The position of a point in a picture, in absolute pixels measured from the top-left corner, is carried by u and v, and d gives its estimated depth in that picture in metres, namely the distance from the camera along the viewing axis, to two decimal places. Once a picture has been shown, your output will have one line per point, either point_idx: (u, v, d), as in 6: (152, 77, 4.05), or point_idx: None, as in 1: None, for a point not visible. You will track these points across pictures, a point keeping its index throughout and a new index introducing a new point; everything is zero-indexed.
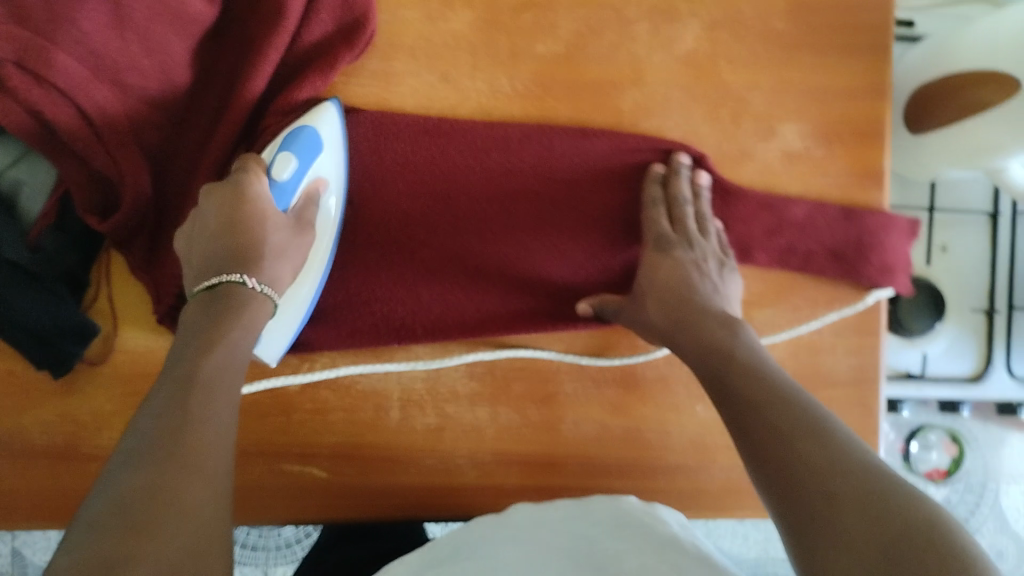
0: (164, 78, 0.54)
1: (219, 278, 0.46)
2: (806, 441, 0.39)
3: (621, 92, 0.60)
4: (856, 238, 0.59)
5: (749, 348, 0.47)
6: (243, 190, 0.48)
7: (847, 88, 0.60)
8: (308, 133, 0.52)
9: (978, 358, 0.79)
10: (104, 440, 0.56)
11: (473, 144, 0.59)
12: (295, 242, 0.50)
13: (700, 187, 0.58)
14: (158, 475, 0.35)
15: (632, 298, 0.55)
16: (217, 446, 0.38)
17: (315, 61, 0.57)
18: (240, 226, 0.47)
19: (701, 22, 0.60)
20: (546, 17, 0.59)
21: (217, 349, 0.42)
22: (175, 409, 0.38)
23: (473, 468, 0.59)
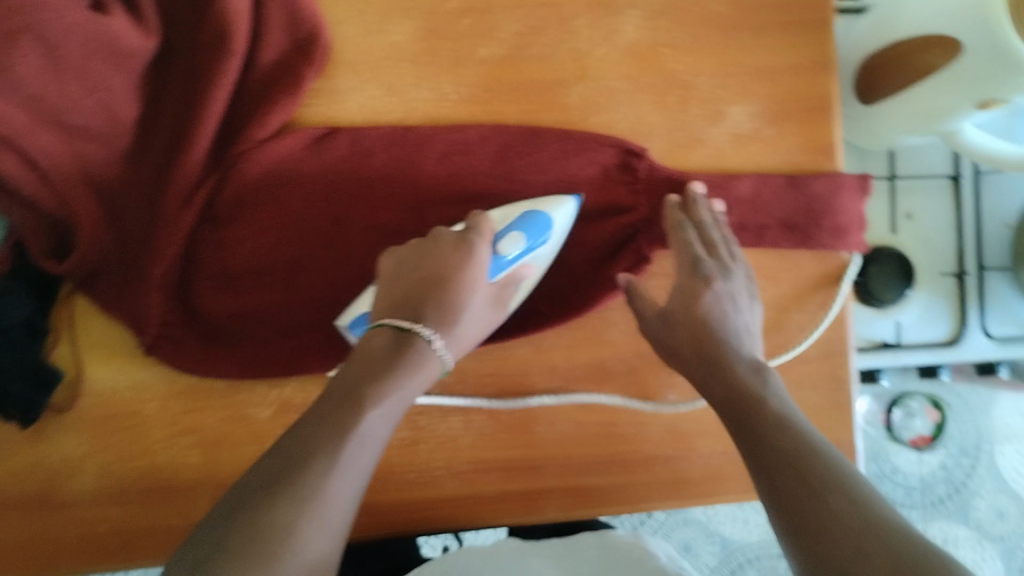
0: (110, 114, 0.54)
1: (412, 325, 0.49)
2: (838, 496, 0.38)
3: (567, 89, 0.60)
4: (805, 206, 0.59)
5: (779, 399, 0.46)
6: (468, 247, 0.52)
7: (791, 65, 0.60)
8: (543, 219, 0.54)
9: (953, 321, 0.79)
10: (77, 485, 0.55)
11: (431, 153, 0.58)
12: (487, 313, 0.53)
13: (716, 213, 0.56)
14: (277, 517, 0.38)
15: (663, 318, 0.53)
16: (339, 506, 0.40)
17: (272, 83, 0.57)
18: (448, 281, 0.51)
19: (641, 13, 0.60)
20: (485, 20, 0.59)
21: (378, 405, 0.44)
22: (294, 457, 0.40)
23: (452, 478, 0.59)
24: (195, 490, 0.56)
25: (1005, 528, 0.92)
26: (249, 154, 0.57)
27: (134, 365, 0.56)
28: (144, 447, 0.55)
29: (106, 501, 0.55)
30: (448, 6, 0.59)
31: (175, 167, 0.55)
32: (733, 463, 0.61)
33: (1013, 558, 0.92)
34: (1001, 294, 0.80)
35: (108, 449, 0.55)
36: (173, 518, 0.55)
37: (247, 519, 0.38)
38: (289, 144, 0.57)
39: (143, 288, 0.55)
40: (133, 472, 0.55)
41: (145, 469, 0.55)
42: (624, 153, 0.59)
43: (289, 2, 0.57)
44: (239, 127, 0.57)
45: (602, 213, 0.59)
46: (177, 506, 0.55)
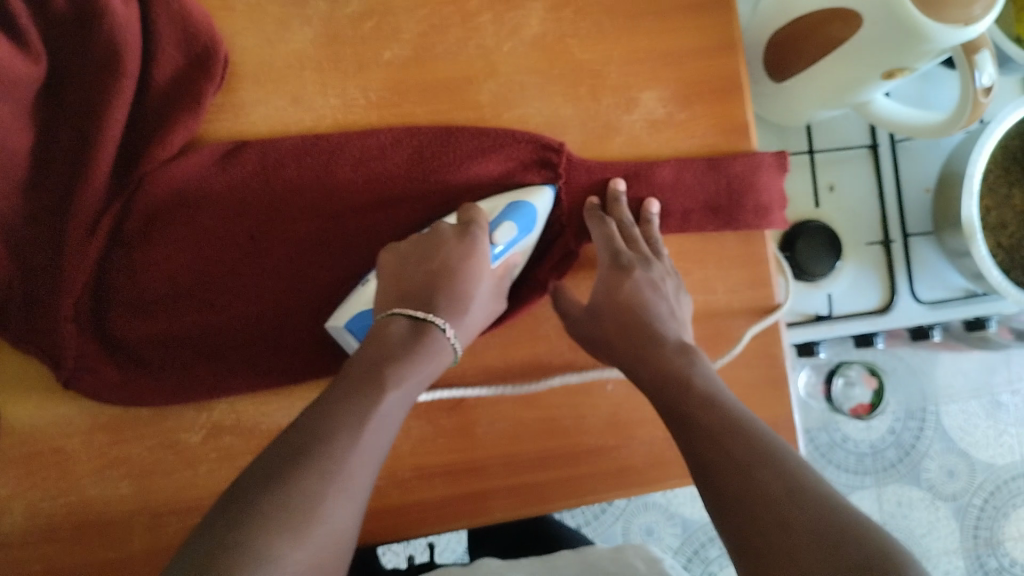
0: (2, 145, 0.52)
1: (424, 315, 0.50)
2: (764, 470, 0.39)
3: (478, 87, 0.59)
4: (726, 187, 0.59)
5: (707, 378, 0.47)
6: (469, 239, 0.53)
7: (699, 47, 0.61)
8: (530, 210, 0.56)
9: (883, 290, 0.80)
10: (3, 528, 0.53)
11: (343, 160, 0.57)
12: (488, 304, 0.54)
13: (648, 213, 0.57)
14: (315, 484, 0.38)
15: (590, 313, 0.54)
16: (365, 484, 0.40)
17: (171, 100, 0.55)
18: (458, 271, 0.51)
19: (544, 5, 0.60)
20: (387, 22, 0.58)
21: (398, 388, 0.45)
22: (325, 434, 0.40)
23: (395, 487, 0.58)
24: (130, 523, 0.54)
25: (956, 487, 0.93)
26: (152, 175, 0.55)
27: (53, 401, 0.54)
28: (71, 484, 0.54)
29: (37, 542, 0.53)
30: (348, 10, 0.58)
31: (76, 194, 0.53)
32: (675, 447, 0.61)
33: (965, 516, 0.93)
34: (928, 260, 0.81)
35: (35, 488, 0.54)
36: (110, 552, 0.54)
37: (283, 482, 0.38)
38: (195, 162, 0.56)
39: (53, 322, 0.53)
40: (62, 510, 0.54)
41: (75, 506, 0.54)
42: (540, 147, 0.58)
43: (180, 17, 0.55)
44: (139, 148, 0.55)
45: None
46: (111, 540, 0.54)
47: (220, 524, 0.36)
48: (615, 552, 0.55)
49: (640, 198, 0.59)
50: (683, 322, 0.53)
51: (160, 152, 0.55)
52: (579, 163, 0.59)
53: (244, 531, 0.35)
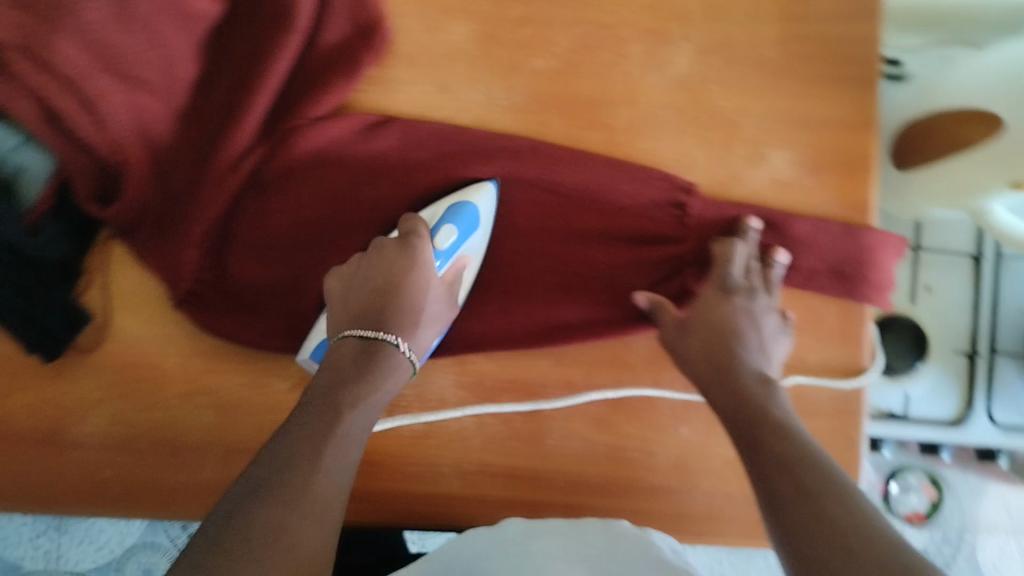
0: (171, 71, 0.54)
1: (375, 333, 0.51)
2: (832, 498, 0.39)
3: (614, 112, 0.61)
4: (855, 255, 0.59)
5: (782, 407, 0.47)
6: (410, 250, 0.53)
7: (838, 117, 0.61)
8: (469, 210, 0.56)
9: (959, 401, 0.79)
10: (88, 427, 0.56)
11: (478, 155, 0.59)
12: (442, 309, 0.54)
13: (774, 262, 0.57)
14: (278, 513, 0.40)
15: (679, 326, 0.54)
16: (331, 502, 0.42)
17: (330, 63, 0.58)
18: (402, 285, 0.52)
19: (695, 46, 0.61)
20: (543, 33, 0.61)
21: (355, 409, 0.46)
22: (288, 460, 0.42)
23: (456, 477, 0.59)
24: (205, 450, 0.56)
25: None
26: (303, 129, 0.58)
27: (160, 319, 0.57)
28: (159, 401, 0.56)
29: (115, 449, 0.56)
30: (509, 14, 0.60)
31: (229, 131, 0.56)
32: (734, 504, 0.60)
33: None
34: (1010, 383, 0.80)
35: (124, 398, 0.56)
36: (180, 474, 0.56)
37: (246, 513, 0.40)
38: (341, 125, 0.58)
39: (181, 244, 0.56)
40: (146, 424, 0.56)
41: (158, 422, 0.56)
42: (673, 186, 0.59)
43: None
44: (292, 101, 0.58)
45: (641, 240, 0.59)
46: (184, 463, 0.56)
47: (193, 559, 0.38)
48: (639, 530, 0.52)
49: (770, 245, 0.59)
50: (772, 357, 0.53)
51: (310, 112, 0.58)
52: (711, 203, 0.59)
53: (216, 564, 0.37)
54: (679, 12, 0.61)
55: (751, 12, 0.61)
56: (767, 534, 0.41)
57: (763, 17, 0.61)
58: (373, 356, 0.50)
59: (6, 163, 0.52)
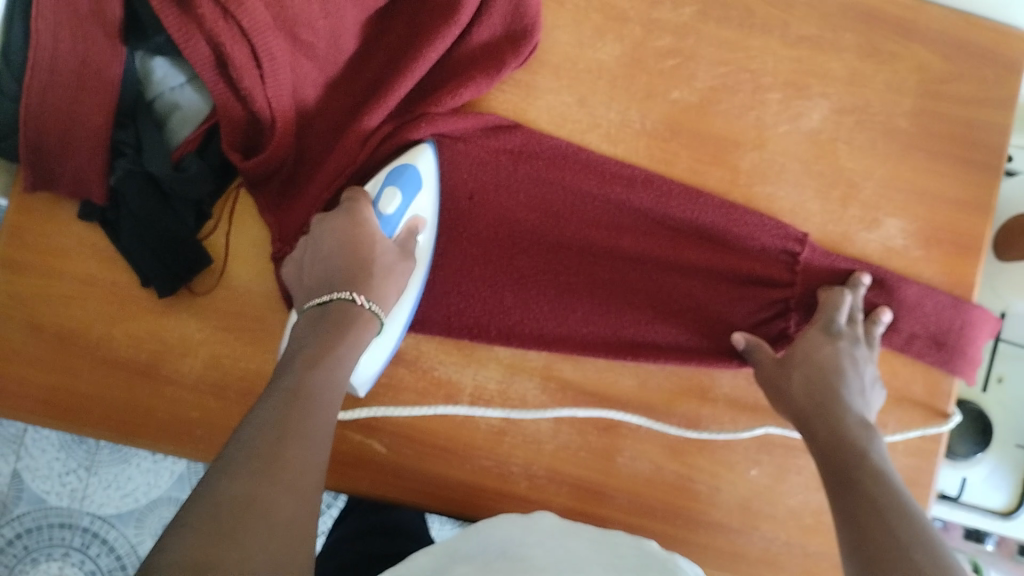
0: (333, 39, 0.56)
1: (330, 296, 0.49)
2: (923, 552, 0.40)
3: (741, 152, 0.62)
4: (958, 328, 0.61)
5: (881, 456, 0.48)
6: (351, 212, 0.52)
7: (956, 198, 0.62)
8: (411, 171, 0.55)
9: (1013, 494, 0.78)
10: (184, 367, 0.57)
11: (593, 176, 0.61)
12: (396, 261, 0.52)
13: (878, 320, 0.58)
14: (247, 480, 0.35)
15: (780, 364, 0.55)
16: (306, 467, 0.38)
17: (480, 61, 0.60)
18: (353, 242, 0.51)
19: (831, 104, 0.62)
20: (687, 67, 0.62)
21: (315, 370, 0.44)
22: (275, 429, 0.38)
23: (524, 478, 0.60)
24: None
25: None
26: (437, 118, 0.59)
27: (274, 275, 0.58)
28: (256, 352, 0.57)
29: (204, 392, 0.57)
30: (657, 43, 0.62)
31: (370, 105, 0.57)
32: (791, 554, 0.61)
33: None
34: None
35: (223, 344, 0.57)
36: None
37: (231, 478, 0.35)
38: (473, 122, 0.60)
39: (299, 202, 0.57)
40: (239, 372, 0.57)
41: (251, 373, 0.57)
42: (785, 235, 0.61)
43: None
44: (433, 90, 0.60)
45: (743, 280, 0.61)
46: None
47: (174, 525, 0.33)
48: (670, 552, 0.47)
49: (875, 303, 0.60)
50: (870, 406, 0.54)
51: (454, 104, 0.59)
52: (822, 254, 0.60)
53: (204, 533, 0.32)
54: (821, 69, 0.62)
55: (890, 82, 0.62)
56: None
57: (902, 88, 0.62)
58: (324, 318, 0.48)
59: (163, 100, 0.55)
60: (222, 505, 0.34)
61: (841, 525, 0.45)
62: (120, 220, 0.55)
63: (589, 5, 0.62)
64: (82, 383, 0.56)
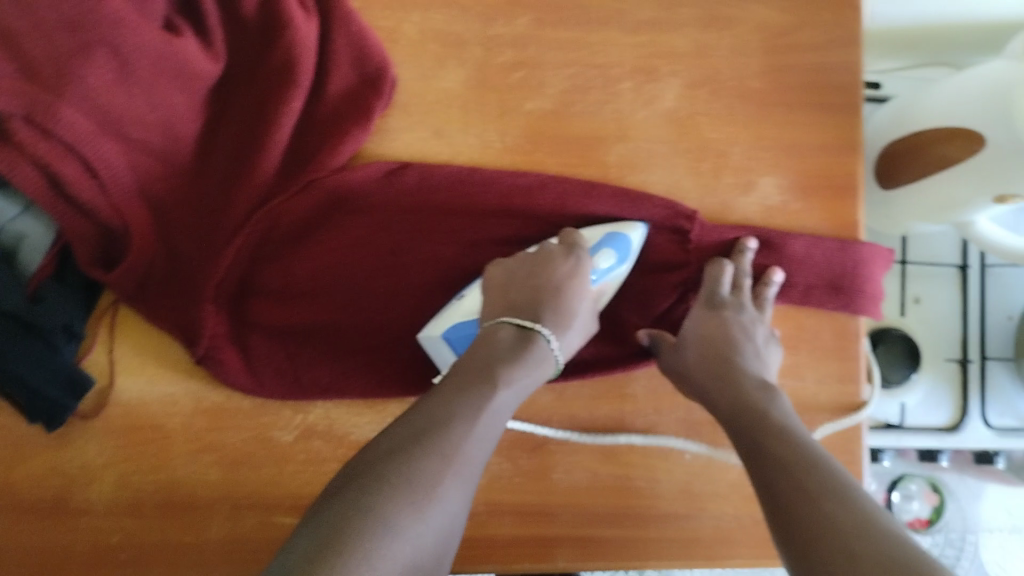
0: (170, 131, 0.55)
1: (532, 324, 0.51)
2: (833, 501, 0.41)
3: (606, 147, 0.62)
4: (851, 269, 0.61)
5: (782, 413, 0.49)
6: (576, 259, 0.54)
7: (823, 143, 0.63)
8: (626, 240, 0.56)
9: (954, 409, 0.80)
10: (93, 493, 0.55)
11: (490, 197, 0.59)
12: (586, 317, 0.54)
13: (770, 281, 0.59)
14: (428, 468, 0.40)
15: (675, 347, 0.56)
16: (479, 466, 0.43)
17: (342, 114, 0.58)
18: (564, 287, 0.53)
19: (682, 81, 0.63)
20: (534, 76, 0.62)
21: (510, 386, 0.46)
22: (455, 419, 0.43)
23: (466, 518, 0.59)
24: (211, 507, 0.56)
25: None
26: (320, 183, 0.58)
27: (163, 378, 0.57)
28: (164, 460, 0.56)
29: (120, 514, 0.55)
30: (499, 59, 0.62)
31: (238, 187, 0.56)
32: (742, 526, 0.61)
33: None
34: (1002, 387, 0.81)
35: (129, 461, 0.56)
36: (187, 535, 0.56)
37: (410, 459, 0.41)
38: (356, 176, 0.58)
39: (198, 301, 0.55)
40: (150, 486, 0.56)
41: (163, 483, 0.56)
42: (674, 213, 0.60)
43: (357, 39, 0.58)
44: (303, 154, 0.58)
45: (647, 269, 0.61)
46: (192, 523, 0.56)
47: (352, 493, 0.39)
48: None
49: (767, 265, 0.61)
50: (769, 364, 0.55)
51: (325, 164, 0.57)
52: (710, 227, 0.60)
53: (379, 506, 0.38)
54: (664, 50, 0.63)
55: (735, 46, 0.63)
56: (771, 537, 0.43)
57: (746, 50, 0.63)
58: (525, 343, 0.49)
59: (5, 234, 0.53)
60: (392, 485, 0.39)
61: (757, 487, 0.46)
62: None
63: (423, 37, 0.62)
64: None
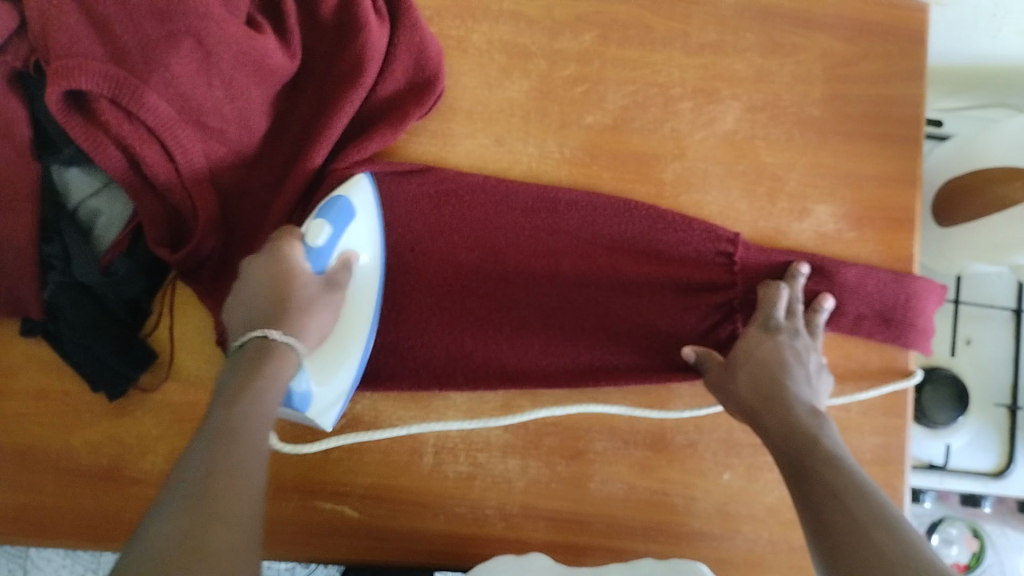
0: (244, 124, 0.57)
1: (250, 334, 0.49)
2: (885, 535, 0.41)
3: (663, 165, 0.63)
4: (903, 301, 0.61)
5: (831, 440, 0.49)
6: (277, 250, 0.51)
7: (881, 174, 0.63)
8: (344, 202, 0.54)
9: (1001, 454, 0.78)
10: (146, 464, 0.57)
11: (516, 205, 0.62)
12: (317, 294, 0.51)
13: (821, 308, 0.59)
14: (183, 525, 0.35)
15: (725, 367, 0.56)
16: (246, 498, 0.38)
17: (384, 115, 0.61)
18: (267, 280, 0.50)
19: (742, 104, 0.63)
20: (597, 92, 0.63)
21: (240, 403, 0.43)
22: (204, 457, 0.38)
23: (500, 519, 0.59)
24: None
25: None
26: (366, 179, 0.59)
27: (221, 359, 0.58)
28: None
29: None
30: (564, 72, 0.64)
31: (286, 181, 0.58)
32: (775, 551, 0.61)
33: None
34: None
35: (183, 437, 0.58)
36: None
37: (161, 524, 0.35)
38: (387, 172, 0.61)
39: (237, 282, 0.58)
40: None
41: None
42: (715, 237, 0.61)
43: (416, 49, 0.61)
44: (341, 149, 0.60)
45: (680, 286, 0.61)
46: None
47: None
48: None
49: (817, 291, 0.61)
50: (818, 393, 0.55)
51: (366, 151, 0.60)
52: (758, 250, 0.61)
53: None
54: (727, 73, 0.64)
55: (797, 74, 0.64)
56: (816, 565, 0.43)
57: (808, 77, 0.64)
58: (245, 353, 0.47)
59: (84, 208, 0.56)
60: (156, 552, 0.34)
61: (801, 515, 0.46)
62: (61, 331, 0.56)
63: (490, 47, 0.64)
64: (48, 497, 0.57)
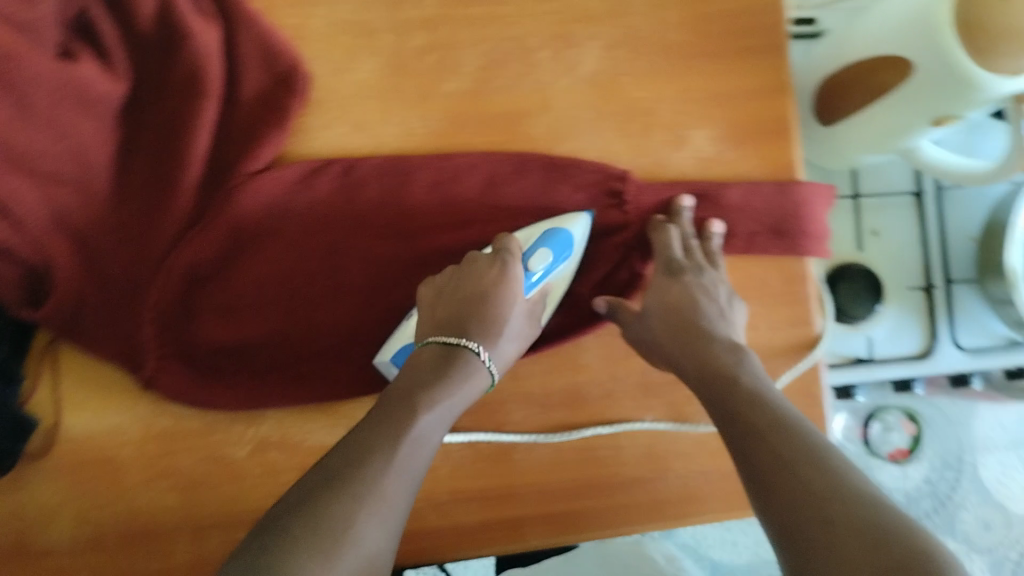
0: (81, 160, 0.54)
1: (458, 339, 0.51)
2: (809, 467, 0.40)
3: (531, 120, 0.61)
4: (791, 211, 0.60)
5: (752, 376, 0.48)
6: (500, 265, 0.54)
7: (751, 87, 0.62)
8: (565, 235, 0.55)
9: (924, 335, 0.80)
10: (54, 532, 0.55)
11: (419, 183, 0.59)
12: (521, 324, 0.54)
13: (711, 234, 0.58)
14: (340, 507, 0.39)
15: (640, 317, 0.55)
16: (398, 502, 0.42)
17: (258, 117, 0.58)
18: (493, 296, 0.53)
19: (601, 43, 0.62)
20: (450, 57, 0.61)
21: (431, 410, 0.46)
22: (366, 447, 0.43)
23: (431, 509, 0.59)
24: (170, 535, 0.55)
25: (991, 539, 0.90)
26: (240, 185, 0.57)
27: (111, 407, 0.56)
28: (120, 490, 0.55)
29: (83, 548, 0.55)
30: (412, 43, 0.61)
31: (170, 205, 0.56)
32: (708, 482, 0.60)
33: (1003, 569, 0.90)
34: (970, 308, 0.81)
35: (85, 496, 0.55)
36: (154, 561, 0.55)
37: (315, 499, 0.40)
38: (275, 176, 0.58)
39: (139, 321, 0.55)
40: (109, 516, 0.55)
41: (123, 513, 0.55)
42: (607, 177, 0.60)
43: (264, 40, 0.58)
44: (229, 161, 0.58)
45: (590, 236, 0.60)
46: (154, 549, 0.55)
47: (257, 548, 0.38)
48: None
49: (705, 218, 0.60)
50: (735, 325, 0.54)
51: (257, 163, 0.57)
52: (645, 188, 0.60)
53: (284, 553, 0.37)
54: (579, 14, 0.62)
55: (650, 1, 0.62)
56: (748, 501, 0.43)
57: (662, 3, 0.62)
58: (450, 363, 0.50)
59: None
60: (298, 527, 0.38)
61: (730, 453, 0.45)
62: None
63: (332, 30, 0.61)
64: None
